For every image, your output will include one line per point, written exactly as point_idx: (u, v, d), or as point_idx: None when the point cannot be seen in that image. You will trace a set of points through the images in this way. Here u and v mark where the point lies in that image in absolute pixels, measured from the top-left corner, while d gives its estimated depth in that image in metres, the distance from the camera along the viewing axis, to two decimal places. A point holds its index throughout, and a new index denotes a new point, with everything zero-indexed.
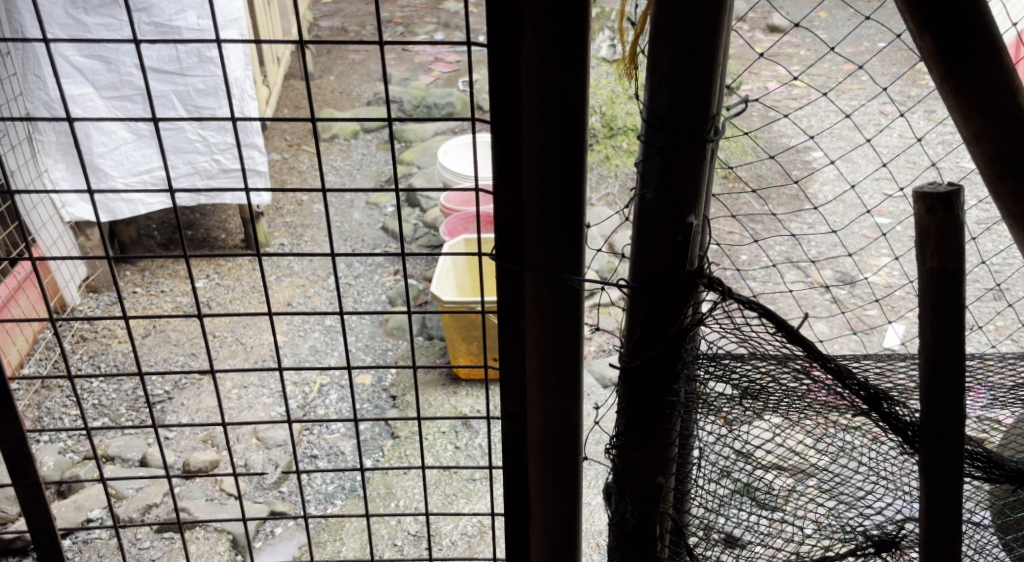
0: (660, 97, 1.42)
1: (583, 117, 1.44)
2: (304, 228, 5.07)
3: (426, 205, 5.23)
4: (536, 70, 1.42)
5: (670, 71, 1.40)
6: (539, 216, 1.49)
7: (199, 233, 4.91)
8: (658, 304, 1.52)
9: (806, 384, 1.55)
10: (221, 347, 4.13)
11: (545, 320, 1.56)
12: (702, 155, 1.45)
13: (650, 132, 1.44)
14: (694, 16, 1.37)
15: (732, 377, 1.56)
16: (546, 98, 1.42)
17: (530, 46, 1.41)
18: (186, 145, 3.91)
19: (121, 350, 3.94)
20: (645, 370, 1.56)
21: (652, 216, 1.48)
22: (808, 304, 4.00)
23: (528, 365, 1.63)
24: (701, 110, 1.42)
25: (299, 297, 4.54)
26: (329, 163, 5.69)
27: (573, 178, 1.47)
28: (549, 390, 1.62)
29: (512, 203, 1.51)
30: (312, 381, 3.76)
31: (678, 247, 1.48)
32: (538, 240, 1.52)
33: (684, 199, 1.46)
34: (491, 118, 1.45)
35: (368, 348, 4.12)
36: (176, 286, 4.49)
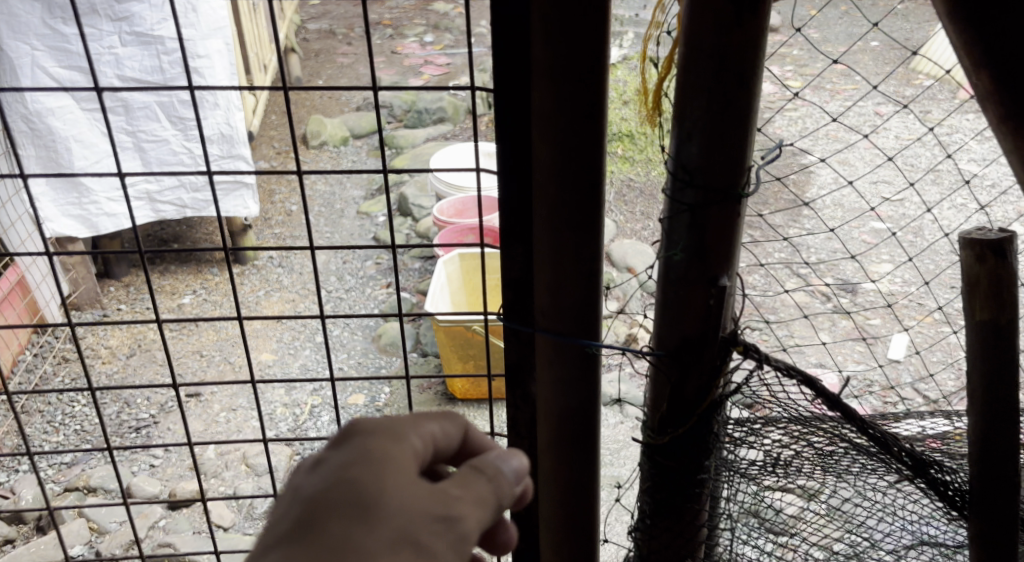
0: (688, 143, 1.17)
1: (600, 170, 1.24)
2: (293, 240, 4.96)
3: (418, 214, 5.10)
4: (548, 117, 1.21)
5: (701, 114, 1.15)
6: (551, 278, 1.29)
7: (186, 246, 4.78)
8: (685, 376, 1.26)
9: (841, 448, 1.44)
10: (209, 367, 4.01)
11: (558, 387, 1.36)
12: (738, 212, 1.19)
13: (673, 183, 1.20)
14: (735, 52, 1.13)
15: (764, 444, 1.44)
16: (558, 139, 1.22)
17: (540, 80, 1.20)
18: (172, 157, 3.77)
19: (105, 371, 3.92)
20: (671, 455, 1.30)
21: (675, 280, 1.23)
22: (811, 313, 3.88)
23: (540, 444, 1.43)
24: (738, 160, 1.17)
25: (289, 313, 4.42)
26: (318, 171, 5.59)
27: (589, 237, 1.27)
28: (563, 462, 1.42)
29: (522, 260, 1.32)
30: (303, 402, 3.83)
31: (710, 312, 1.22)
32: (550, 303, 1.31)
33: (718, 261, 1.20)
34: (497, 169, 1.26)
35: (360, 366, 4.07)
36: (162, 303, 4.43)
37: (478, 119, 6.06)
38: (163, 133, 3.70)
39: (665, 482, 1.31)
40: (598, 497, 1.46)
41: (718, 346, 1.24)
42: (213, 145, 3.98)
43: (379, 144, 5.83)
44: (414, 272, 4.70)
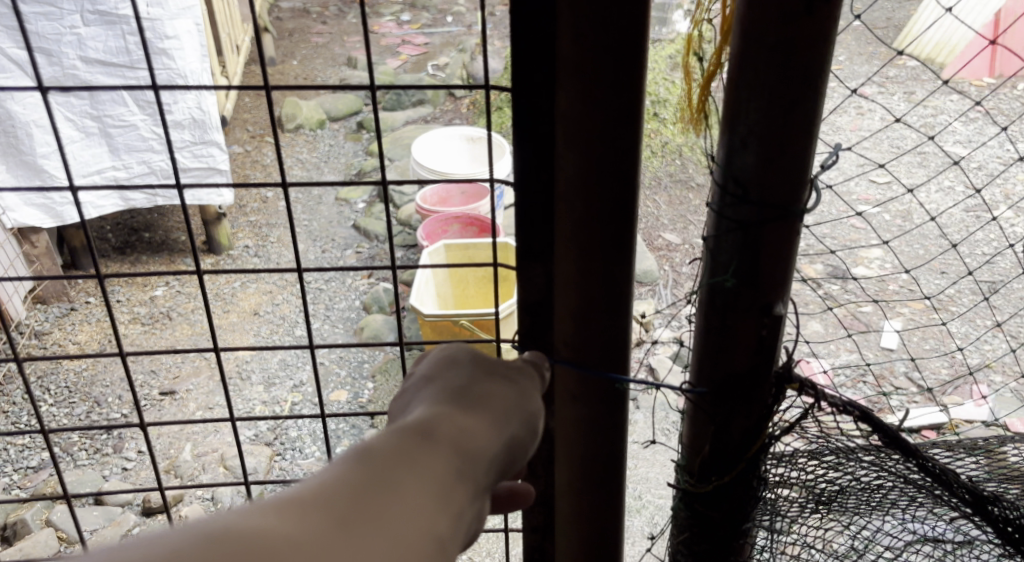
0: (741, 154, 1.05)
1: (635, 183, 1.09)
2: (269, 228, 4.77)
3: (399, 200, 4.94)
4: (576, 124, 1.06)
5: (759, 122, 1.02)
6: (576, 303, 1.15)
7: (157, 235, 4.59)
8: (734, 412, 1.16)
9: (890, 481, 1.32)
10: (183, 363, 3.83)
11: (582, 421, 1.23)
12: (795, 229, 1.07)
13: (723, 197, 1.07)
14: (798, 52, 0.99)
15: (807, 478, 1.32)
16: (588, 149, 1.07)
17: (567, 82, 1.05)
18: (141, 144, 3.61)
19: (74, 368, 3.73)
20: (712, 504, 1.21)
21: (723, 307, 1.11)
22: (801, 303, 3.80)
23: (559, 484, 1.31)
24: (798, 174, 1.04)
25: (266, 305, 4.23)
26: (294, 155, 5.40)
27: (619, 259, 1.12)
28: (585, 500, 1.29)
29: (540, 284, 1.17)
30: (283, 400, 3.66)
31: (763, 343, 1.11)
32: (573, 332, 1.18)
33: (772, 285, 1.09)
34: (514, 181, 1.11)
35: (342, 361, 3.90)
36: (134, 295, 4.24)
37: (458, 101, 5.88)
38: (130, 117, 3.53)
39: (707, 534, 1.22)
40: (622, 540, 1.34)
41: (769, 378, 1.14)
42: (185, 131, 3.78)
43: (356, 127, 5.64)
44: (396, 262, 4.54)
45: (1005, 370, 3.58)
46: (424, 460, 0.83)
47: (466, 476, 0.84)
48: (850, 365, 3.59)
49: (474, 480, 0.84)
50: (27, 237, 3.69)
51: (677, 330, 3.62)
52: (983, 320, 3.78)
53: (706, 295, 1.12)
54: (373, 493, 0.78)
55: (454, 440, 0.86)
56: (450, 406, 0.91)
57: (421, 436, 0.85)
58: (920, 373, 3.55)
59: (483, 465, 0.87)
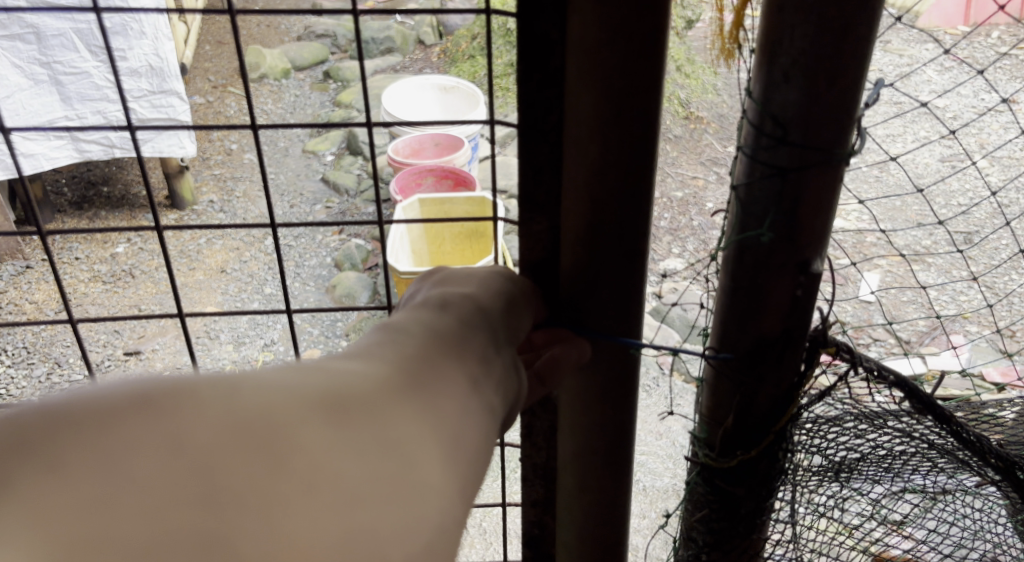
0: (786, 90, 0.94)
1: (654, 127, 1.01)
2: (235, 182, 4.61)
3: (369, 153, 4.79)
4: (589, 56, 0.97)
5: (805, 52, 0.91)
6: (585, 256, 1.08)
7: (117, 190, 4.41)
8: (764, 379, 1.09)
9: (913, 448, 1.23)
10: (148, 323, 3.70)
11: (589, 390, 1.14)
12: (840, 175, 0.97)
13: (760, 140, 0.97)
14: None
15: (826, 448, 1.23)
16: (603, 85, 0.98)
17: (579, 11, 0.97)
18: (94, 93, 3.48)
19: (33, 329, 3.58)
20: (736, 481, 1.15)
21: (755, 265, 1.02)
22: None
23: (563, 458, 1.22)
24: (844, 112, 0.94)
25: (233, 263, 4.09)
26: (259, 106, 5.23)
27: (634, 207, 1.05)
28: (590, 474, 1.20)
29: (548, 231, 1.10)
30: (253, 359, 3.54)
31: (796, 304, 1.03)
32: (580, 289, 1.10)
33: (810, 241, 1.00)
34: (520, 119, 1.04)
35: (314, 319, 3.78)
36: (94, 252, 4.08)
37: (427, 50, 5.71)
38: (81, 64, 3.39)
39: (728, 511, 1.17)
40: (627, 519, 1.25)
41: (799, 342, 1.07)
42: (142, 79, 3.61)
43: (323, 76, 5.47)
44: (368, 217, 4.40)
45: (981, 321, 3.48)
46: (448, 321, 0.84)
47: (486, 334, 0.86)
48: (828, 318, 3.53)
49: (494, 342, 0.86)
50: None
51: (655, 284, 3.53)
52: (957, 271, 3.67)
53: (735, 254, 1.03)
54: (418, 347, 0.78)
55: (469, 311, 0.87)
56: (448, 288, 0.92)
57: (440, 310, 0.85)
58: (896, 325, 3.48)
59: (495, 329, 0.88)
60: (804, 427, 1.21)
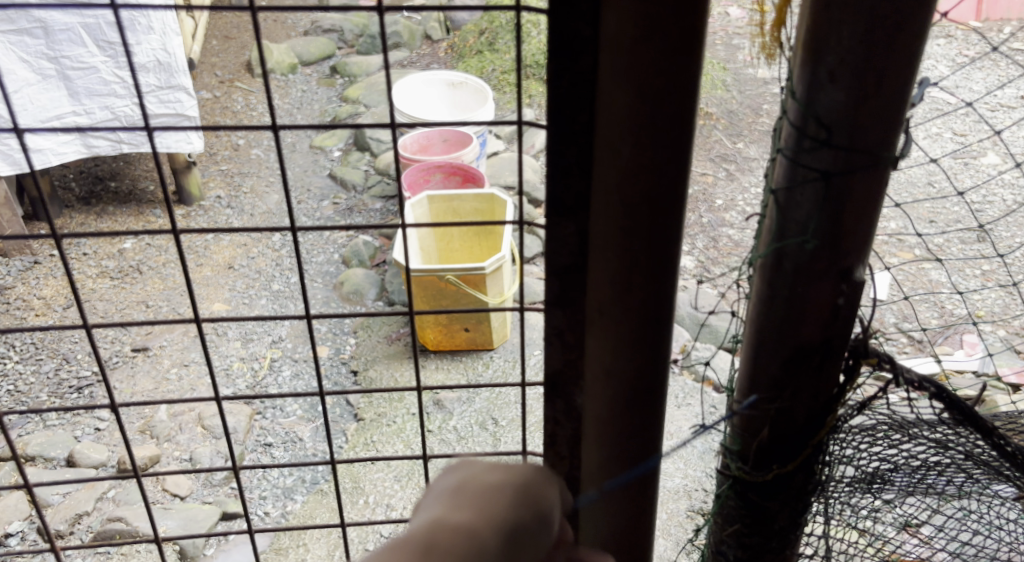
0: (834, 90, 1.07)
1: (689, 119, 1.07)
2: (242, 178, 4.59)
3: (376, 148, 4.76)
4: (624, 50, 1.03)
5: (849, 64, 1.06)
6: (618, 242, 1.13)
7: (124, 185, 4.39)
8: (803, 381, 1.21)
9: (947, 459, 1.28)
10: (156, 319, 3.68)
11: (622, 359, 1.19)
12: (879, 181, 1.11)
13: (803, 142, 1.11)
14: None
15: (859, 458, 1.29)
16: (638, 79, 1.04)
17: (616, 4, 1.02)
18: (103, 88, 3.46)
19: (40, 324, 3.56)
20: (770, 493, 1.27)
21: (796, 268, 1.16)
22: None
23: (590, 424, 1.26)
24: (888, 122, 1.08)
25: (241, 259, 4.07)
26: (266, 101, 5.21)
27: (666, 193, 1.10)
28: (621, 440, 1.24)
29: (576, 220, 1.14)
30: (261, 357, 3.52)
31: (835, 310, 1.17)
32: (613, 271, 1.14)
33: (851, 247, 1.14)
34: (548, 114, 1.08)
35: (322, 316, 3.76)
36: (102, 248, 4.06)
37: (434, 45, 5.68)
38: (88, 59, 3.37)
39: (762, 519, 1.28)
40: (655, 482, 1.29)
41: (838, 346, 1.20)
42: (150, 75, 3.59)
43: (330, 72, 5.44)
44: (375, 213, 4.37)
45: (994, 321, 3.44)
46: None
47: None
48: None
49: None
50: None
51: None
52: (971, 269, 3.63)
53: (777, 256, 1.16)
54: None
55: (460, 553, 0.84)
56: (451, 511, 0.88)
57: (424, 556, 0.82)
58: (908, 324, 3.44)
59: None
60: (839, 437, 1.27)
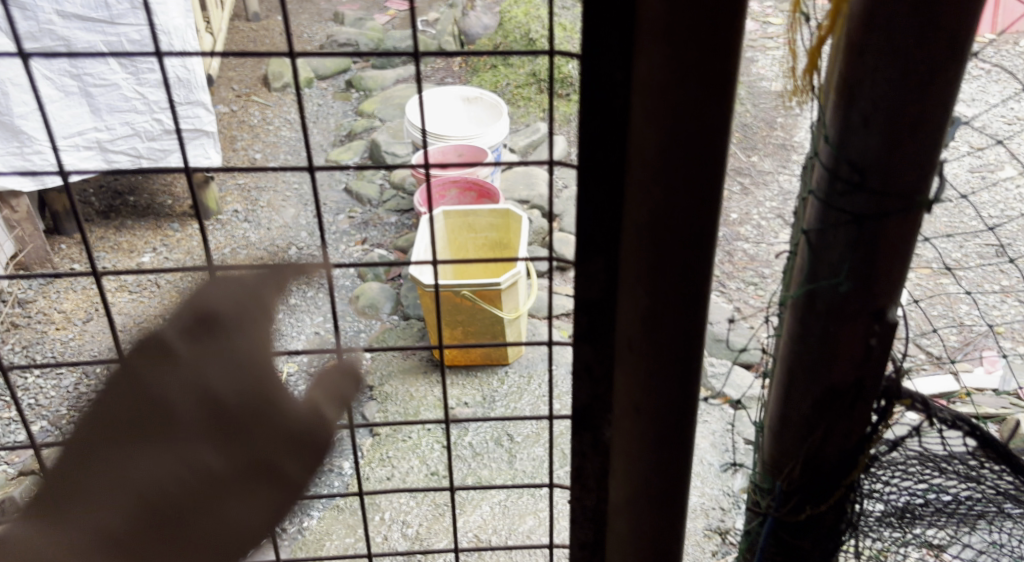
0: (866, 135, 1.22)
1: (719, 153, 1.19)
2: (259, 192, 4.61)
3: (392, 162, 4.79)
4: (650, 95, 1.17)
5: (880, 125, 1.21)
6: (647, 258, 1.26)
7: (143, 199, 4.43)
8: (836, 412, 1.39)
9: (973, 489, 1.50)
10: None
11: (645, 348, 1.32)
12: (909, 226, 1.26)
13: (837, 187, 1.26)
14: (934, 39, 1.15)
15: (892, 494, 1.50)
16: (662, 119, 1.17)
17: (642, 55, 1.16)
18: (123, 104, 3.49)
19: (60, 338, 3.58)
20: (798, 528, 1.48)
21: (831, 309, 1.32)
22: None
23: (620, 405, 1.39)
24: (918, 175, 1.23)
25: (258, 273, 4.10)
26: (282, 115, 5.24)
27: (698, 214, 1.22)
28: (650, 421, 1.37)
29: (611, 234, 1.29)
30: (278, 371, 3.54)
31: (866, 348, 1.33)
32: (643, 281, 1.28)
33: (882, 290, 1.29)
34: (581, 143, 1.24)
35: (338, 330, 3.78)
36: (120, 262, 4.08)
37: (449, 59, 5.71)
38: (109, 76, 3.41)
39: (798, 545, 1.49)
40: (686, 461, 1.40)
41: (869, 378, 1.37)
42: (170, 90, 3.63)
43: (346, 85, 5.47)
44: (390, 226, 4.40)
45: (1012, 337, 3.42)
46: None
47: None
48: None
49: None
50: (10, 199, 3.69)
51: None
52: (988, 284, 3.62)
53: (812, 292, 1.32)
54: None
55: None
56: None
57: None
58: (925, 340, 3.43)
59: None
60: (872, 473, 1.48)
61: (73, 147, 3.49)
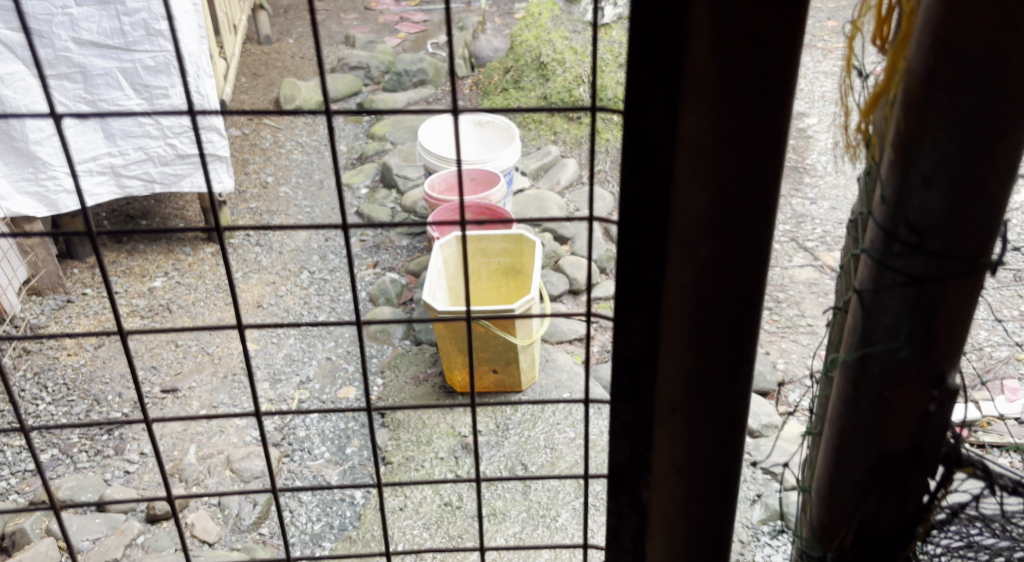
0: (927, 197, 1.21)
1: (765, 215, 1.25)
2: (271, 215, 4.60)
3: (403, 185, 4.77)
4: (695, 158, 1.22)
5: (943, 189, 1.20)
6: (690, 312, 1.32)
7: (155, 223, 4.41)
8: (890, 474, 1.38)
9: None
10: (185, 359, 3.67)
11: (688, 396, 1.38)
12: (968, 287, 1.25)
13: (896, 246, 1.25)
14: (996, 100, 1.15)
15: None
16: (708, 182, 1.23)
17: (688, 120, 1.21)
18: (137, 130, 3.48)
19: (72, 365, 3.56)
20: None
21: (885, 371, 1.31)
22: (818, 290, 3.71)
23: (661, 446, 1.46)
24: (980, 238, 1.22)
25: (269, 298, 4.07)
26: (294, 138, 5.23)
27: (744, 272, 1.28)
28: (689, 463, 1.43)
29: (653, 288, 1.35)
30: (290, 398, 3.51)
31: (923, 410, 1.32)
32: (686, 332, 1.34)
33: (939, 353, 1.28)
34: (625, 200, 1.30)
35: (350, 356, 3.75)
36: (132, 286, 4.06)
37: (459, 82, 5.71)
38: (125, 102, 3.40)
39: None
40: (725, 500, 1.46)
41: (926, 441, 1.35)
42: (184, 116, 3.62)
43: (357, 108, 5.46)
44: (402, 250, 4.38)
45: None
46: None
47: None
48: None
49: None
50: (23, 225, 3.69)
51: None
52: (1006, 309, 3.59)
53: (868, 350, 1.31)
54: None
55: None
56: None
57: None
58: None
59: None
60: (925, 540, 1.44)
61: (87, 172, 3.49)
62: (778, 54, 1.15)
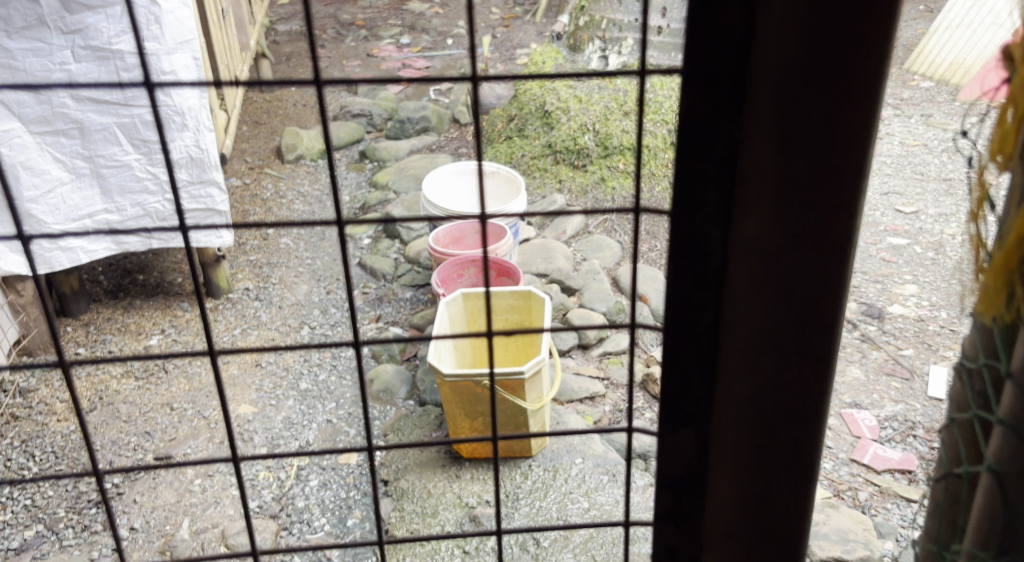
0: None
1: (832, 278, 1.33)
2: (271, 268, 4.45)
3: (407, 236, 4.62)
4: (753, 215, 1.33)
5: None
6: (744, 361, 1.42)
7: (152, 278, 4.26)
8: None
9: None
10: (180, 424, 3.50)
11: (745, 443, 1.46)
12: None
13: None
14: None
15: None
16: (773, 239, 1.33)
17: (746, 179, 1.33)
18: (135, 185, 3.33)
19: (61, 431, 3.38)
20: None
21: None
22: (836, 344, 3.56)
23: (714, 493, 1.54)
24: None
25: (268, 356, 3.91)
26: (295, 187, 5.09)
27: (815, 334, 1.37)
28: (748, 509, 1.50)
29: (708, 343, 1.46)
30: (288, 465, 3.33)
31: None
32: (740, 381, 1.43)
33: None
34: (675, 255, 1.41)
35: (351, 418, 3.58)
36: (127, 344, 3.89)
37: (463, 129, 5.58)
38: (123, 158, 3.27)
39: None
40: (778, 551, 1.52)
41: None
42: (182, 170, 3.47)
43: (360, 156, 5.34)
44: (405, 303, 4.22)
45: None
46: None
47: None
48: (897, 417, 3.21)
49: None
50: (13, 284, 3.54)
51: None
52: None
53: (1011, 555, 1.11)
54: None
55: None
56: None
57: None
58: None
59: None
60: None
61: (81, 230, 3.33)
62: (847, 129, 1.25)
